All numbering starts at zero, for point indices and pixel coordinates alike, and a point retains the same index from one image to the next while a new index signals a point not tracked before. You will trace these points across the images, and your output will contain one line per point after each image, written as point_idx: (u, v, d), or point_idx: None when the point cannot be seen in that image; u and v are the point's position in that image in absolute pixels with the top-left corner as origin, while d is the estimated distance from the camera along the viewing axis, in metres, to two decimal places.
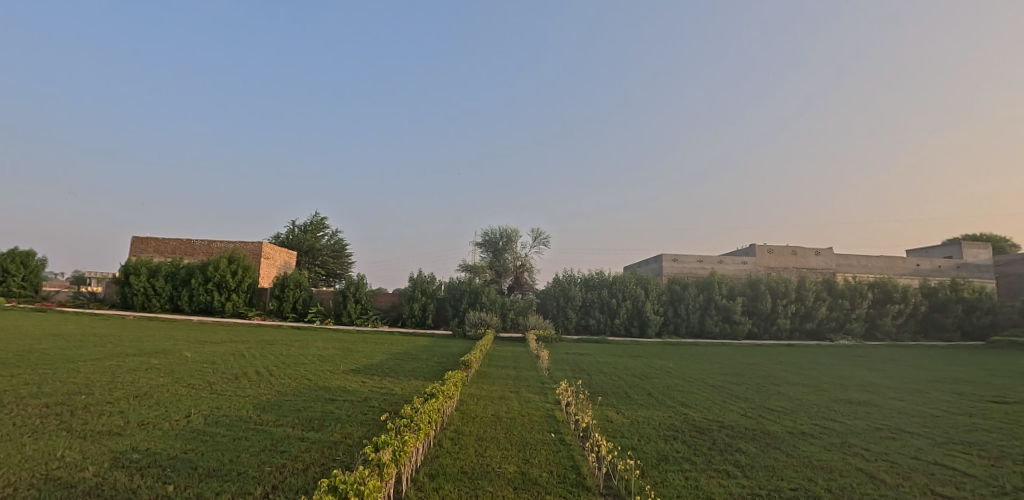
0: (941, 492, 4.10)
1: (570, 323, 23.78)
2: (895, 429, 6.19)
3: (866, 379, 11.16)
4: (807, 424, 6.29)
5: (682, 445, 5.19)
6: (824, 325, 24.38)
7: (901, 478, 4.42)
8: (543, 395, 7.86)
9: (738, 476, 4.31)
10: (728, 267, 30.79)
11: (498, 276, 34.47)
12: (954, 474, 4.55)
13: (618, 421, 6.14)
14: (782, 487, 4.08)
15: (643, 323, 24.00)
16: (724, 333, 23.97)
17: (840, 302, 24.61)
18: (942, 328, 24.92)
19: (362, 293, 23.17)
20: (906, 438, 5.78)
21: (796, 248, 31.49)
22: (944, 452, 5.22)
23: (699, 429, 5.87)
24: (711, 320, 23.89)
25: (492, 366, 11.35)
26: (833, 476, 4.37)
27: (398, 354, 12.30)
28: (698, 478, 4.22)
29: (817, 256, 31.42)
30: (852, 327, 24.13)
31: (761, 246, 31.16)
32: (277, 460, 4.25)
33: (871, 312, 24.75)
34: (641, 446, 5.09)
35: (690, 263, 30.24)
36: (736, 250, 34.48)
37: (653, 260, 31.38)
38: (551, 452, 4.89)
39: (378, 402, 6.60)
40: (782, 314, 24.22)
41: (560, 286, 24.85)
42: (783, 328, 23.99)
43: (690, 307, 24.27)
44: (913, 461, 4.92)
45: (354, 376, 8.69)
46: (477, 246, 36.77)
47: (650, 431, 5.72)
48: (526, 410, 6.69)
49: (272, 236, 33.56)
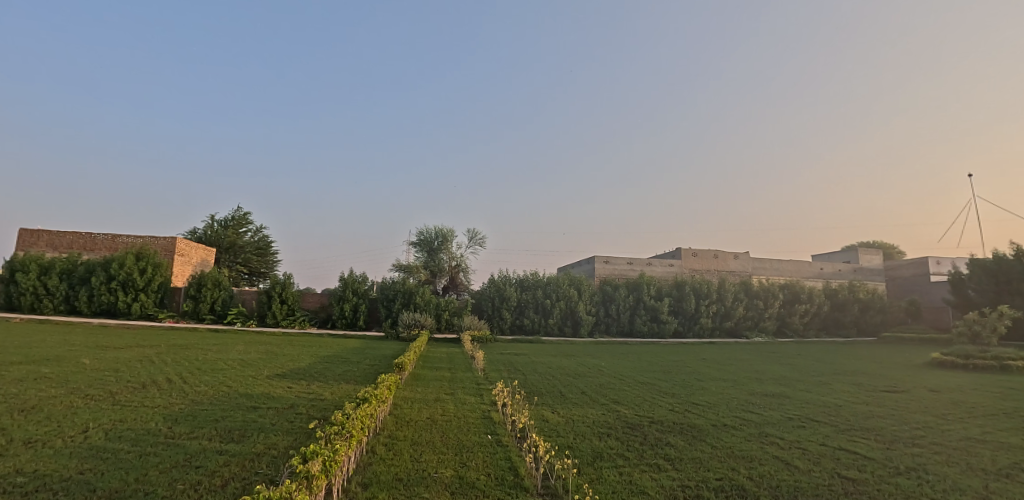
0: (847, 475, 4.44)
1: (504, 324, 23.86)
2: (805, 419, 6.68)
3: (779, 373, 12.01)
4: (729, 417, 6.65)
5: (616, 441, 5.30)
6: (741, 324, 26.07)
7: (812, 463, 4.76)
8: (478, 397, 7.79)
9: (668, 469, 4.46)
10: (656, 269, 32.13)
11: (433, 276, 34.00)
12: (857, 458, 4.96)
13: (553, 421, 6.18)
14: (709, 478, 4.25)
15: (575, 323, 24.56)
16: (652, 332, 25.00)
17: (756, 302, 26.41)
18: (841, 325, 27.39)
19: (288, 293, 22.02)
20: (815, 427, 6.25)
21: (717, 252, 33.45)
22: (846, 438, 5.70)
23: (631, 426, 6.03)
24: (640, 319, 24.86)
25: (426, 369, 11.13)
26: (754, 465, 4.62)
27: (328, 358, 11.77)
28: (631, 473, 4.32)
29: (736, 260, 33.53)
30: (766, 325, 25.99)
31: (686, 249, 32.81)
32: (191, 477, 3.90)
33: (782, 312, 26.76)
34: (577, 444, 5.15)
35: (620, 265, 31.29)
36: (663, 253, 36.09)
37: (586, 262, 32.17)
38: (489, 454, 4.84)
39: (306, 409, 6.26)
40: (705, 314, 25.61)
41: (495, 286, 24.85)
42: (705, 327, 25.39)
43: (620, 307, 25.10)
44: (822, 447, 5.31)
45: (280, 381, 8.20)
46: (411, 246, 36.06)
47: (584, 429, 5.81)
48: (462, 412, 6.60)
49: (187, 231, 31.19)
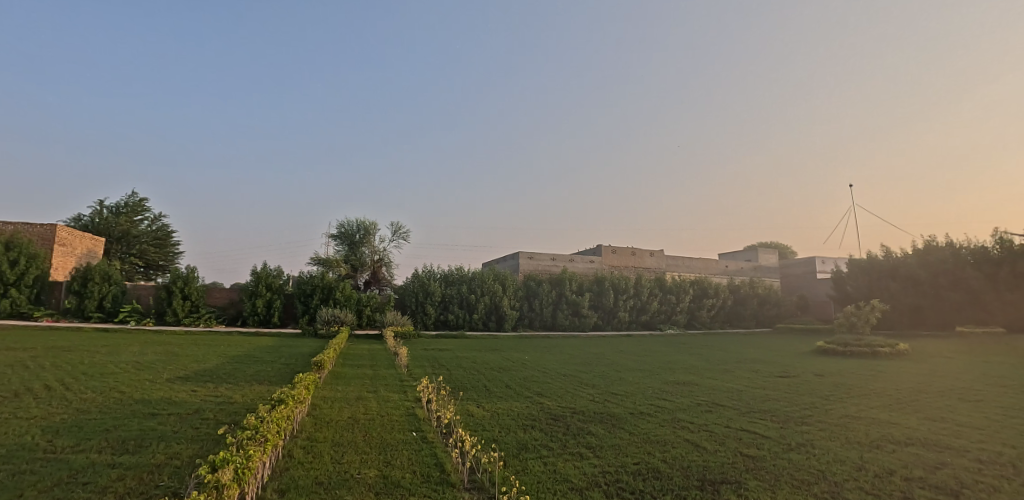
0: (748, 452, 4.84)
1: (428, 319, 23.57)
2: (712, 404, 7.20)
3: (688, 363, 12.86)
4: (645, 405, 7.03)
5: (540, 432, 5.42)
6: (656, 317, 27.59)
7: (719, 444, 5.14)
8: (402, 394, 7.64)
9: (590, 457, 4.62)
10: (578, 265, 33.12)
11: (354, 270, 32.81)
12: (756, 437, 5.43)
13: (479, 415, 6.21)
14: (627, 463, 4.45)
15: (499, 318, 24.78)
16: (573, 326, 25.81)
17: (668, 297, 28.03)
18: (742, 318, 29.80)
19: (192, 288, 20.32)
20: (720, 410, 6.76)
21: (634, 249, 35.07)
22: (747, 419, 6.22)
23: (555, 416, 6.19)
24: (562, 314, 25.56)
25: (347, 366, 10.74)
26: (667, 449, 4.91)
27: (238, 357, 11.01)
28: (555, 463, 4.43)
29: (651, 257, 35.35)
30: (677, 319, 27.71)
31: (606, 246, 34.10)
32: (77, 495, 3.49)
33: (691, 306, 28.61)
34: (502, 437, 5.20)
35: (544, 261, 31.88)
36: (584, 250, 37.26)
37: (511, 257, 32.45)
38: (414, 451, 4.76)
39: (214, 413, 5.82)
40: (623, 308, 26.80)
41: (419, 281, 24.41)
42: (623, 320, 26.59)
43: (543, 302, 25.63)
44: (727, 429, 5.76)
45: (183, 384, 7.56)
46: (330, 238, 34.55)
47: (510, 421, 5.88)
48: (386, 410, 6.44)
49: (70, 218, 27.83)
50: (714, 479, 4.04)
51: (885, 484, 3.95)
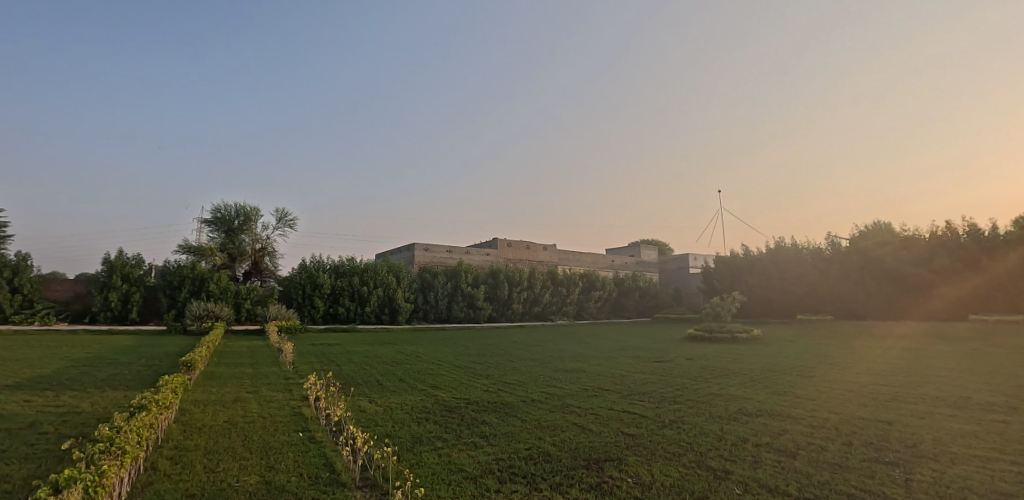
0: (629, 431, 5.24)
1: (316, 313, 22.35)
2: (597, 389, 7.68)
3: (577, 351, 13.58)
4: (537, 392, 7.30)
5: (434, 425, 5.41)
6: (547, 308, 28.69)
7: (603, 425, 5.51)
8: (287, 392, 7.18)
9: (484, 446, 4.71)
10: (474, 258, 33.31)
11: (232, 260, 30.09)
12: (636, 417, 5.90)
13: (371, 410, 6.04)
14: (520, 449, 4.60)
15: (393, 311, 24.19)
16: (467, 318, 25.97)
17: (559, 289, 29.26)
18: (625, 308, 32.07)
19: (24, 279, 17.34)
20: (605, 394, 7.24)
21: (529, 243, 36.07)
22: (628, 402, 6.72)
23: (449, 408, 6.21)
24: (457, 306, 25.58)
25: (222, 366, 9.84)
26: (557, 433, 5.16)
27: (87, 359, 9.62)
28: (450, 454, 4.46)
29: (544, 251, 36.61)
30: (567, 310, 29.06)
31: (501, 239, 34.69)
32: None
33: (580, 298, 30.15)
34: (395, 432, 5.12)
35: (440, 253, 31.58)
36: (480, 243, 37.56)
37: (406, 249, 31.76)
38: (300, 452, 4.52)
39: (55, 427, 5.03)
40: (516, 300, 27.49)
41: (307, 272, 23.01)
42: (516, 312, 27.28)
43: (438, 294, 25.43)
44: (610, 411, 6.18)
45: (12, 394, 6.43)
46: (203, 224, 31.29)
47: (403, 415, 5.80)
48: (267, 412, 6.01)
49: None
50: (599, 457, 4.32)
51: (741, 451, 4.50)
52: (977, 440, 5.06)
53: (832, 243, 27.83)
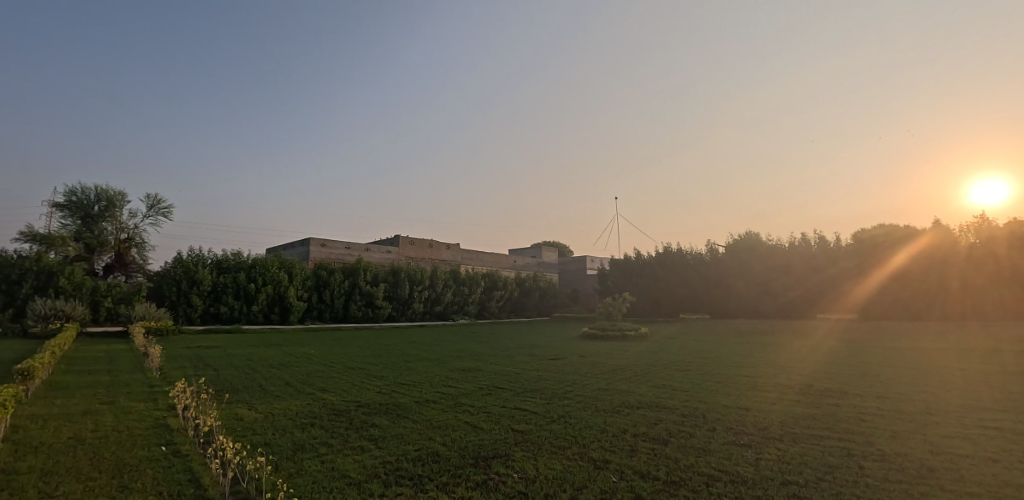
0: (519, 428, 5.37)
1: (193, 312, 20.39)
2: (492, 387, 7.80)
3: (475, 350, 13.69)
4: (431, 393, 7.25)
5: (319, 430, 5.17)
6: (449, 308, 28.61)
7: (495, 423, 5.59)
8: (151, 402, 6.45)
9: (371, 449, 4.58)
10: (374, 255, 32.23)
11: (90, 252, 26.30)
12: (527, 413, 6.07)
13: (248, 418, 5.62)
14: (409, 450, 4.54)
15: (284, 310, 22.69)
16: (365, 317, 25.09)
17: (461, 289, 29.29)
18: (525, 308, 32.86)
19: None
20: (499, 392, 7.37)
21: (432, 242, 35.69)
22: (521, 399, 6.90)
23: (337, 412, 5.96)
24: (355, 305, 24.59)
25: (71, 373, 8.60)
26: (447, 432, 5.17)
27: None
28: (334, 460, 4.28)
29: (447, 250, 36.46)
30: (468, 309, 29.16)
31: (403, 237, 33.98)
32: None
33: (482, 298, 30.41)
34: (275, 440, 4.81)
35: (337, 249, 30.13)
36: (381, 240, 36.47)
37: (300, 244, 29.90)
38: (162, 469, 4.08)
39: None
40: (417, 299, 27.03)
41: (183, 267, 20.85)
42: (417, 311, 26.85)
43: (335, 292, 24.25)
44: (503, 409, 6.31)
45: None
46: (54, 208, 27.15)
47: (286, 422, 5.46)
48: (124, 424, 5.36)
49: None
50: (487, 455, 4.39)
51: (620, 441, 4.81)
52: (814, 421, 5.87)
53: (711, 249, 30.67)
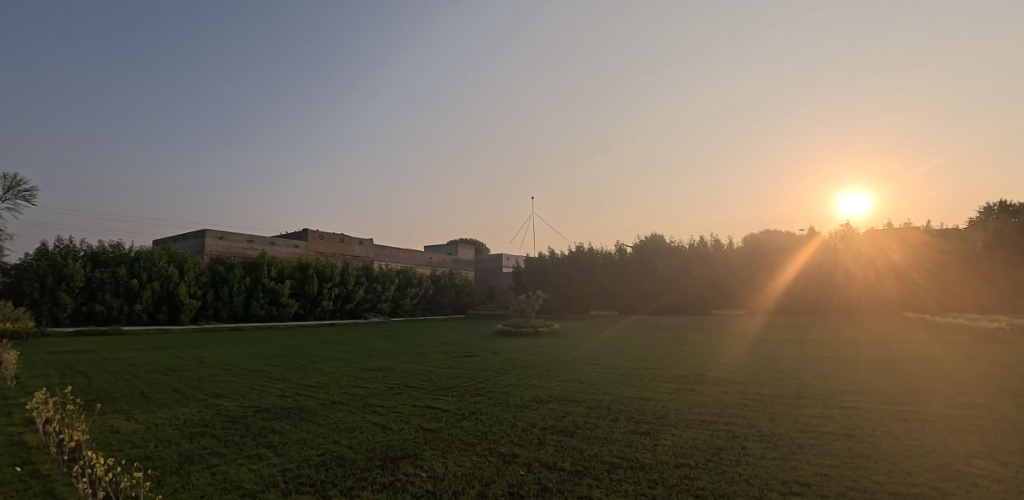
0: (429, 427, 5.33)
1: (60, 312, 18.01)
2: (403, 386, 7.66)
3: (388, 348, 13.39)
4: (339, 394, 6.98)
5: (211, 439, 4.80)
6: (360, 306, 27.69)
7: (404, 423, 5.50)
8: (3, 417, 5.61)
9: (270, 457, 4.33)
10: (279, 250, 30.27)
11: None
12: (438, 411, 6.04)
13: (126, 430, 5.08)
14: (311, 456, 4.34)
15: (173, 308, 20.71)
16: (269, 316, 23.56)
17: (374, 285, 28.43)
18: (440, 305, 32.57)
19: None
20: (410, 391, 7.26)
21: (343, 236, 34.30)
22: (433, 397, 6.85)
23: (232, 419, 5.56)
24: (257, 303, 22.98)
25: None
26: (354, 435, 5.00)
27: None
28: (227, 471, 3.99)
29: (360, 245, 35.23)
30: (382, 307, 28.40)
31: (312, 231, 32.31)
32: None
33: (396, 295, 29.72)
34: (158, 452, 4.39)
35: (238, 242, 27.98)
36: (288, 234, 34.41)
37: (193, 236, 27.35)
38: (15, 493, 3.58)
39: None
40: (327, 296, 25.85)
41: (48, 261, 18.35)
42: (326, 309, 25.66)
43: (234, 289, 22.50)
44: (414, 408, 6.22)
45: None
46: None
47: (171, 432, 5.01)
48: None
49: None
50: (395, 455, 4.32)
51: (528, 435, 4.92)
52: (705, 408, 6.38)
53: (620, 249, 32.23)
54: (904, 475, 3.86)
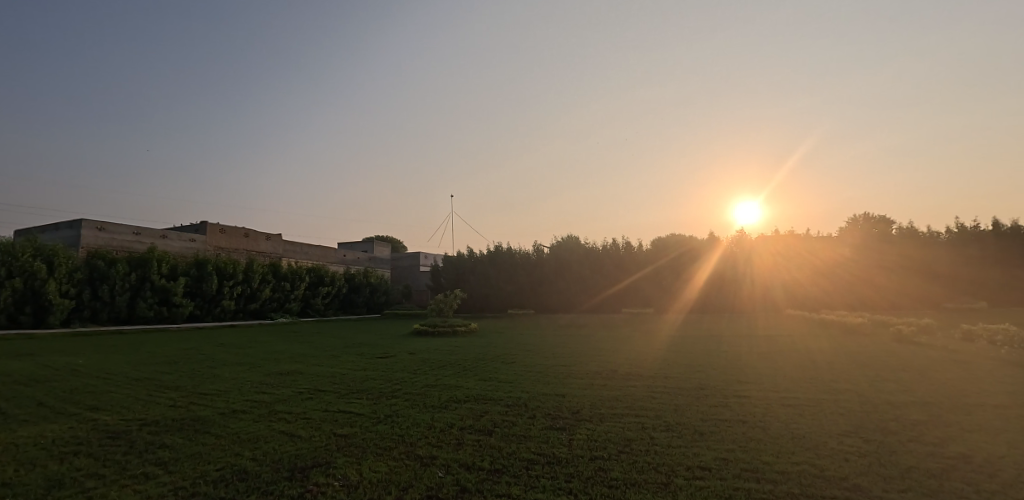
0: (341, 433, 5.10)
1: None
2: (313, 391, 7.29)
3: (296, 351, 12.68)
4: (241, 402, 6.49)
5: (87, 459, 4.27)
6: (266, 306, 25.96)
7: (314, 430, 5.23)
8: None
9: (159, 475, 3.92)
10: (172, 244, 27.58)
11: None
12: (351, 416, 5.81)
13: None
14: (208, 471, 3.99)
15: (39, 309, 18.20)
16: (158, 318, 21.38)
17: (282, 284, 26.78)
18: (354, 305, 31.41)
19: None
20: (321, 396, 6.91)
21: (247, 231, 32.05)
22: (345, 401, 6.58)
23: (113, 434, 4.98)
24: (144, 303, 20.77)
25: None
26: (258, 445, 4.67)
27: None
28: (106, 494, 3.56)
29: (266, 241, 33.09)
30: (290, 307, 26.86)
31: (212, 224, 29.84)
32: None
33: (306, 294, 28.22)
34: (18, 478, 3.82)
35: (122, 234, 25.13)
36: (183, 226, 31.53)
37: (67, 226, 24.18)
38: None
39: None
40: (228, 295, 23.95)
41: None
42: (227, 309, 23.79)
43: (117, 288, 20.17)
44: (324, 413, 5.93)
45: None
46: None
47: (36, 453, 4.38)
48: None
49: None
50: (305, 465, 4.09)
51: (446, 436, 4.87)
52: (617, 402, 6.67)
53: (537, 249, 32.92)
54: (788, 455, 4.28)
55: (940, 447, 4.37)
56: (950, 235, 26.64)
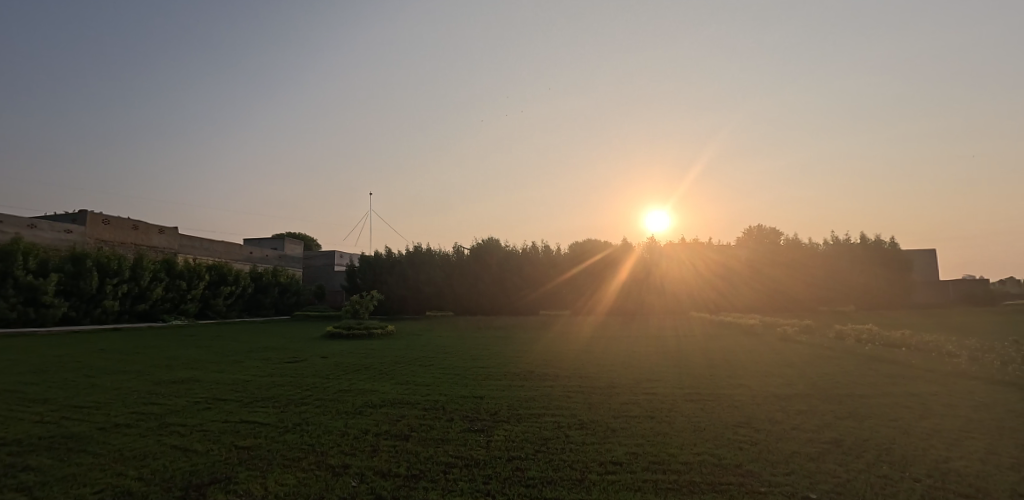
0: (244, 445, 4.76)
1: None
2: (212, 400, 6.75)
3: (192, 356, 11.67)
4: (125, 414, 5.85)
5: None
6: (157, 307, 23.64)
7: (212, 443, 4.83)
8: None
9: None
10: (43, 235, 24.29)
11: None
12: (254, 426, 5.44)
13: None
14: (84, 496, 3.55)
15: None
16: (23, 320, 18.74)
17: (177, 283, 24.51)
18: (261, 306, 29.46)
19: None
20: (221, 406, 6.41)
21: (137, 223, 29.03)
22: (249, 410, 6.14)
23: None
24: (4, 303, 18.11)
25: None
26: (145, 463, 4.24)
27: None
28: None
29: (160, 235, 30.14)
30: (185, 308, 24.68)
31: (93, 214, 26.65)
32: None
33: (205, 294, 26.05)
34: None
35: None
36: (57, 216, 27.88)
37: None
38: None
39: None
40: (112, 295, 21.53)
41: None
42: (109, 310, 21.38)
43: None
44: (225, 424, 5.50)
45: None
46: None
47: None
48: None
49: None
50: (201, 482, 3.77)
51: (361, 443, 4.71)
52: (533, 402, 6.81)
53: (457, 251, 32.71)
54: (690, 446, 4.59)
55: (818, 433, 4.89)
56: (828, 246, 29.90)
